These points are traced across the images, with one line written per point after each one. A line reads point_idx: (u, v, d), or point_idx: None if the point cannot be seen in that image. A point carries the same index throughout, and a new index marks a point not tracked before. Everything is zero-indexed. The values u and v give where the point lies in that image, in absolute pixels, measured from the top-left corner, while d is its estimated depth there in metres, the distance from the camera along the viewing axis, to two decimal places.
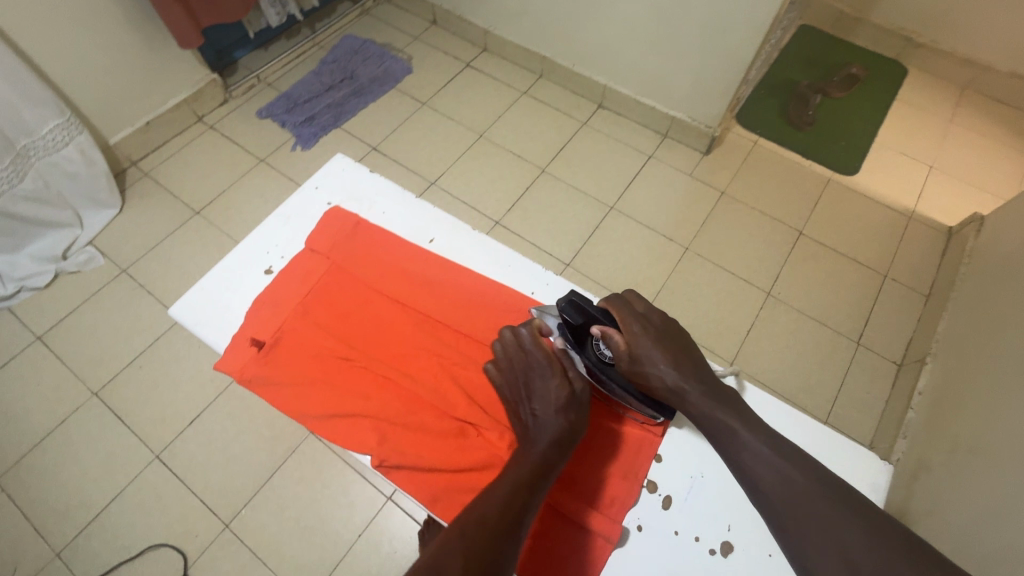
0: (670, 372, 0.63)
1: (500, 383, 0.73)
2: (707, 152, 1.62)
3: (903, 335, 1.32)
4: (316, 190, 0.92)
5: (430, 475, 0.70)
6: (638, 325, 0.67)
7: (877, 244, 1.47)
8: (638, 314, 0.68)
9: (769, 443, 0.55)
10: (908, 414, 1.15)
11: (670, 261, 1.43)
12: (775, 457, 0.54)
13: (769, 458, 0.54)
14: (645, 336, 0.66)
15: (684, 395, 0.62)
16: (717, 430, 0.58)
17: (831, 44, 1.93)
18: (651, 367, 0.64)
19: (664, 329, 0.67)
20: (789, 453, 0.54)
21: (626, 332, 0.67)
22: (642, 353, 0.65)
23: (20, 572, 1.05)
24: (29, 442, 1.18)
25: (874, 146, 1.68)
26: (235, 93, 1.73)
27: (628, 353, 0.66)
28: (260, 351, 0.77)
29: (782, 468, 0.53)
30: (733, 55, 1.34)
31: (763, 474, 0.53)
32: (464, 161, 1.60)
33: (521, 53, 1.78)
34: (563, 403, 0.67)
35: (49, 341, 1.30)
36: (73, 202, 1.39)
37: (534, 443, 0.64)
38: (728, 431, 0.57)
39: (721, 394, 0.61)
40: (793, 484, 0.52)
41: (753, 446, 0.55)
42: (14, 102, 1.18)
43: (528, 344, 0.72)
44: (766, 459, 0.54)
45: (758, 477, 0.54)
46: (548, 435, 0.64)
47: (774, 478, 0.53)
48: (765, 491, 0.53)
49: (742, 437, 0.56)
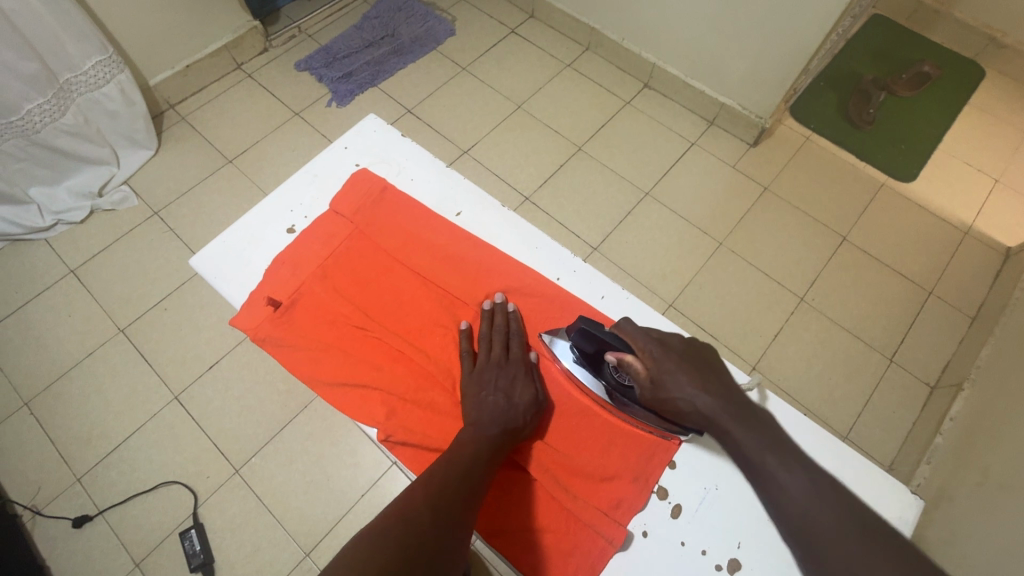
0: (699, 396, 0.60)
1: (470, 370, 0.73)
2: (754, 145, 1.54)
3: (941, 356, 1.26)
4: (344, 150, 0.90)
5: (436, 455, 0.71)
6: (657, 348, 0.64)
7: (925, 258, 1.38)
8: (652, 335, 0.66)
9: (803, 475, 0.51)
10: (936, 440, 1.10)
11: (701, 254, 1.38)
12: (810, 494, 0.50)
13: (803, 494, 0.50)
14: (667, 361, 0.63)
15: (716, 422, 0.58)
16: (750, 462, 0.54)
17: (903, 37, 1.79)
18: (676, 393, 0.61)
19: (685, 351, 0.64)
20: (823, 488, 0.50)
21: (644, 356, 0.64)
22: (662, 379, 0.62)
23: (44, 492, 1.11)
24: (58, 370, 1.22)
25: (936, 153, 1.57)
26: (275, 43, 1.71)
27: (649, 379, 0.64)
28: (276, 310, 0.77)
29: (817, 507, 0.49)
30: (797, 41, 1.25)
31: (797, 506, 0.50)
32: (500, 132, 1.56)
33: (569, 22, 1.70)
34: (527, 400, 0.69)
35: (81, 275, 1.33)
36: (111, 140, 1.41)
37: (480, 425, 0.66)
38: (758, 463, 0.53)
39: (751, 418, 0.57)
40: (830, 526, 0.48)
41: (785, 482, 0.51)
42: (59, 34, 1.17)
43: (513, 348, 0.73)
44: (800, 497, 0.50)
45: (792, 516, 0.50)
46: (497, 421, 0.66)
47: (810, 517, 0.49)
48: (800, 525, 0.49)
49: (771, 468, 0.52)
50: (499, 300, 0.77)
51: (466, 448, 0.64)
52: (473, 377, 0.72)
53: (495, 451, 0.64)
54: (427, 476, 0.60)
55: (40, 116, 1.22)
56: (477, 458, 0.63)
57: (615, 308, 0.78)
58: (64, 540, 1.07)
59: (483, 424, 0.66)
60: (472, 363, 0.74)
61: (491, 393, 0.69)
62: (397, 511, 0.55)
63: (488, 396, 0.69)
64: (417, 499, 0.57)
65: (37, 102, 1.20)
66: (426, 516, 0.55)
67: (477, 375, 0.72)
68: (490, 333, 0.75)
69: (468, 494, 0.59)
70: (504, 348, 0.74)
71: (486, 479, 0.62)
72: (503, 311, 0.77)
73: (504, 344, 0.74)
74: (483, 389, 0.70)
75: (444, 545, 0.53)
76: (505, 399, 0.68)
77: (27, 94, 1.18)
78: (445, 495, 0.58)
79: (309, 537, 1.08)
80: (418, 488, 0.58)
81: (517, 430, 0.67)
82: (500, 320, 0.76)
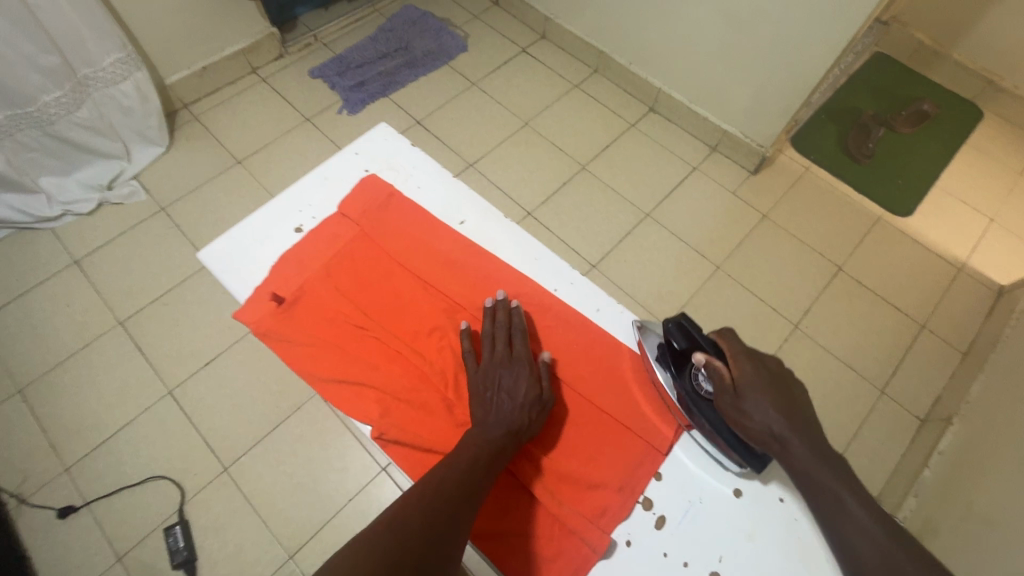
0: (777, 417, 0.60)
1: (473, 373, 0.73)
2: (754, 172, 1.57)
3: (932, 390, 1.27)
4: (355, 155, 0.92)
5: (428, 455, 0.70)
6: (750, 364, 0.64)
7: (919, 292, 1.40)
8: (750, 350, 0.65)
9: (879, 518, 0.53)
10: (924, 473, 1.10)
11: (698, 277, 1.40)
12: (884, 536, 0.51)
13: (876, 536, 0.51)
14: (757, 378, 0.63)
15: (788, 445, 0.59)
16: (819, 491, 0.56)
17: (905, 76, 1.83)
18: (753, 407, 0.61)
19: (775, 375, 0.63)
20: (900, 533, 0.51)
21: (735, 366, 0.65)
22: (746, 391, 0.62)
23: (30, 481, 1.10)
24: (54, 359, 1.23)
25: (933, 189, 1.60)
26: (291, 50, 1.75)
27: (732, 388, 0.64)
28: (280, 306, 0.78)
29: (887, 547, 0.50)
30: (799, 74, 1.29)
31: (864, 547, 0.51)
32: (505, 147, 1.59)
33: (579, 45, 1.75)
34: (531, 397, 0.69)
35: (84, 266, 1.35)
36: (124, 135, 1.43)
37: (487, 428, 0.66)
38: (833, 494, 0.55)
39: (828, 455, 0.57)
40: (895, 564, 0.49)
41: (857, 517, 0.53)
42: (81, 30, 1.21)
43: (516, 345, 0.73)
44: (870, 535, 0.51)
45: (862, 553, 0.51)
46: (504, 423, 0.66)
47: (877, 555, 0.50)
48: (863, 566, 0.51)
49: (849, 506, 0.54)
50: (503, 297, 0.78)
51: (468, 451, 0.64)
52: (478, 376, 0.71)
53: (496, 455, 0.64)
54: (424, 483, 0.60)
55: (57, 109, 1.26)
56: (475, 462, 0.63)
57: (616, 326, 0.80)
58: (46, 531, 1.06)
59: (488, 424, 0.66)
60: (476, 362, 0.73)
61: (496, 393, 0.69)
62: (390, 517, 0.55)
63: (494, 397, 0.69)
64: (411, 503, 0.57)
65: (55, 95, 1.24)
66: (417, 520, 0.54)
67: (480, 374, 0.72)
68: (493, 330, 0.75)
69: (464, 500, 0.59)
70: (507, 347, 0.74)
71: (484, 486, 0.62)
72: (506, 309, 0.77)
73: (506, 341, 0.74)
74: (491, 387, 0.70)
75: (434, 552, 0.53)
76: (510, 400, 0.68)
77: (44, 87, 1.21)
78: (440, 499, 0.58)
79: (294, 539, 1.07)
80: (413, 493, 0.58)
81: (520, 430, 0.67)
82: (505, 319, 0.76)
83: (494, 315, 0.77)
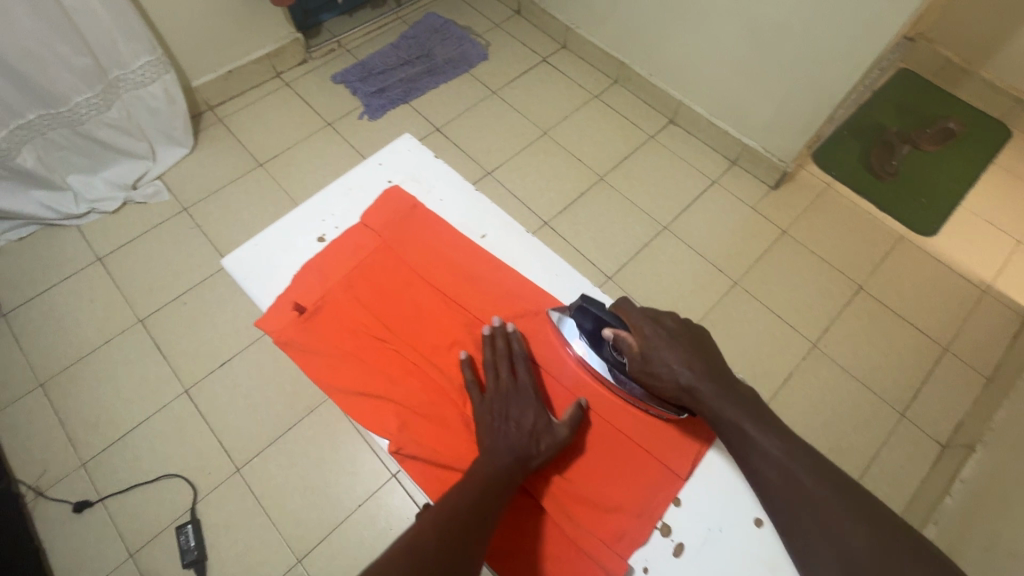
0: (682, 370, 0.66)
1: (481, 408, 0.70)
2: (775, 188, 1.55)
3: (954, 415, 1.24)
4: (379, 166, 0.93)
5: (446, 471, 0.70)
6: (650, 327, 0.69)
7: (942, 313, 1.37)
8: (647, 314, 0.71)
9: (777, 442, 0.61)
10: (945, 501, 1.07)
11: (714, 291, 1.38)
12: (781, 456, 0.60)
13: (778, 458, 0.60)
14: (658, 339, 0.68)
15: (698, 395, 0.65)
16: (727, 430, 0.63)
17: (930, 93, 1.81)
18: (662, 366, 0.67)
19: (674, 331, 0.69)
20: (796, 451, 0.60)
21: (637, 333, 0.70)
22: (651, 353, 0.68)
23: (49, 474, 1.12)
24: (75, 354, 1.25)
25: (958, 209, 1.57)
26: (315, 55, 1.77)
27: (639, 354, 0.69)
28: (301, 316, 0.77)
29: (789, 467, 0.59)
30: (824, 90, 1.28)
31: (768, 471, 0.59)
32: (523, 156, 1.59)
33: (600, 56, 1.74)
34: (539, 426, 0.67)
35: (107, 263, 1.37)
36: (150, 136, 1.46)
37: (493, 456, 0.64)
38: (736, 430, 0.62)
39: (739, 398, 0.64)
40: (795, 480, 0.58)
41: (763, 447, 0.60)
42: (113, 34, 1.23)
43: (520, 373, 0.71)
44: (774, 461, 0.60)
45: (767, 477, 0.59)
46: (512, 450, 0.65)
47: (779, 475, 0.59)
48: (769, 487, 0.59)
49: (751, 437, 0.61)
50: (499, 324, 0.75)
51: (479, 479, 0.62)
52: (483, 407, 0.70)
53: (507, 484, 0.63)
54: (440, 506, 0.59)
55: (87, 109, 1.28)
56: (487, 488, 0.62)
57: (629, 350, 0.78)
58: (63, 524, 1.08)
59: (496, 452, 0.65)
60: (479, 393, 0.71)
61: (502, 423, 0.68)
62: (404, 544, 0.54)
63: (501, 425, 0.67)
64: (425, 529, 0.56)
65: (86, 95, 1.26)
66: (432, 550, 0.53)
67: (485, 407, 0.70)
68: (494, 360, 0.73)
69: (478, 527, 0.58)
70: (511, 374, 0.72)
71: (496, 512, 0.61)
72: (505, 335, 0.75)
73: (510, 370, 0.72)
74: (499, 418, 0.68)
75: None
76: (517, 429, 0.67)
77: (76, 88, 1.24)
78: (455, 527, 0.57)
79: (303, 543, 1.08)
80: (428, 517, 0.57)
81: (529, 457, 0.65)
82: (512, 347, 0.74)
83: (497, 339, 0.74)
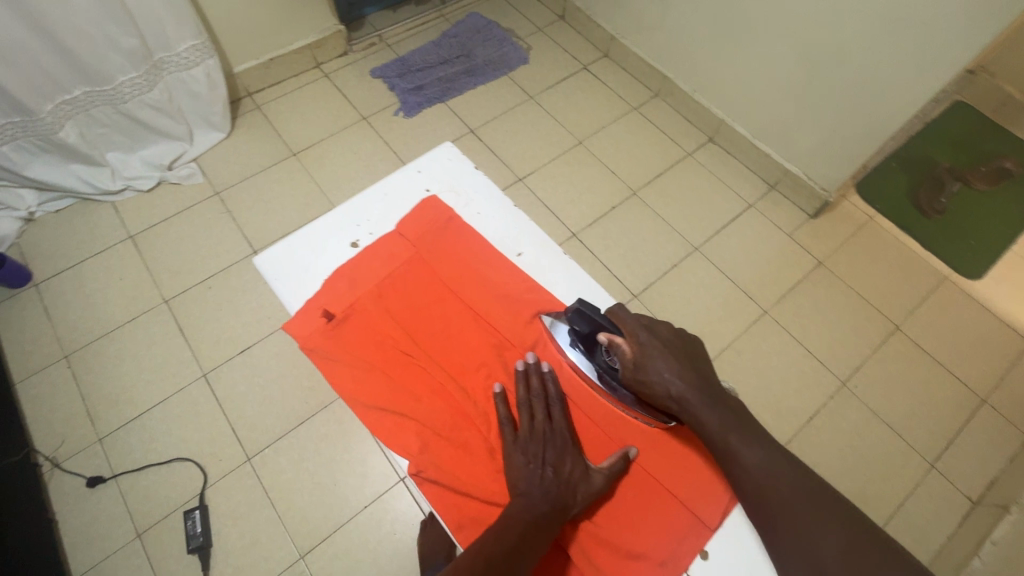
0: (673, 380, 0.67)
1: (514, 448, 0.67)
2: (814, 216, 1.50)
3: (988, 471, 1.18)
4: (417, 174, 0.94)
5: (466, 500, 0.69)
6: (644, 334, 0.71)
7: (983, 362, 1.31)
8: (642, 321, 0.72)
9: (759, 451, 0.62)
10: (973, 561, 1.02)
11: (743, 319, 1.34)
12: (762, 461, 0.62)
13: (758, 464, 0.61)
14: (652, 347, 0.69)
15: (686, 403, 0.67)
16: (714, 439, 0.64)
17: (985, 129, 1.73)
18: (655, 376, 0.68)
19: (669, 341, 0.70)
20: (776, 457, 0.62)
21: (632, 340, 0.71)
22: (644, 361, 0.69)
23: (66, 446, 1.14)
24: (101, 329, 1.27)
25: (1007, 253, 1.50)
26: (356, 48, 1.77)
27: (632, 362, 0.70)
28: (329, 323, 0.79)
29: (768, 475, 0.61)
30: (879, 121, 1.23)
31: (755, 481, 0.61)
32: (556, 165, 1.57)
33: (642, 67, 1.71)
34: (574, 475, 0.66)
35: (138, 241, 1.39)
36: (189, 118, 1.47)
37: (527, 498, 0.63)
38: (722, 441, 0.63)
39: (728, 412, 0.65)
40: (773, 488, 0.60)
41: (745, 457, 0.62)
42: (162, 17, 1.24)
43: (555, 415, 0.70)
44: (755, 470, 0.61)
45: (748, 484, 0.61)
46: (545, 494, 0.63)
47: (756, 484, 0.61)
48: (752, 494, 0.61)
49: (735, 448, 0.63)
50: (533, 362, 0.75)
51: (513, 525, 0.60)
52: (516, 448, 0.67)
53: (543, 533, 0.60)
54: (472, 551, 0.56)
55: (131, 89, 1.30)
56: (524, 537, 0.59)
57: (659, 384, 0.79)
58: (75, 498, 1.09)
59: (533, 497, 0.62)
60: (513, 431, 0.69)
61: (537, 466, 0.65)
62: None
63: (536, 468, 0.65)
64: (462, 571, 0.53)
65: (130, 76, 1.28)
66: None
67: (518, 447, 0.67)
68: (529, 399, 0.71)
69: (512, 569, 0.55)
70: (547, 416, 0.70)
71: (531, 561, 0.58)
72: (540, 375, 0.73)
73: (545, 412, 0.70)
74: (530, 460, 0.66)
75: None
76: (553, 475, 0.65)
77: (122, 68, 1.25)
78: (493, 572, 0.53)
79: (307, 539, 1.07)
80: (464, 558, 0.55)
81: (566, 505, 0.64)
82: (546, 387, 0.73)
83: (531, 376, 0.73)
